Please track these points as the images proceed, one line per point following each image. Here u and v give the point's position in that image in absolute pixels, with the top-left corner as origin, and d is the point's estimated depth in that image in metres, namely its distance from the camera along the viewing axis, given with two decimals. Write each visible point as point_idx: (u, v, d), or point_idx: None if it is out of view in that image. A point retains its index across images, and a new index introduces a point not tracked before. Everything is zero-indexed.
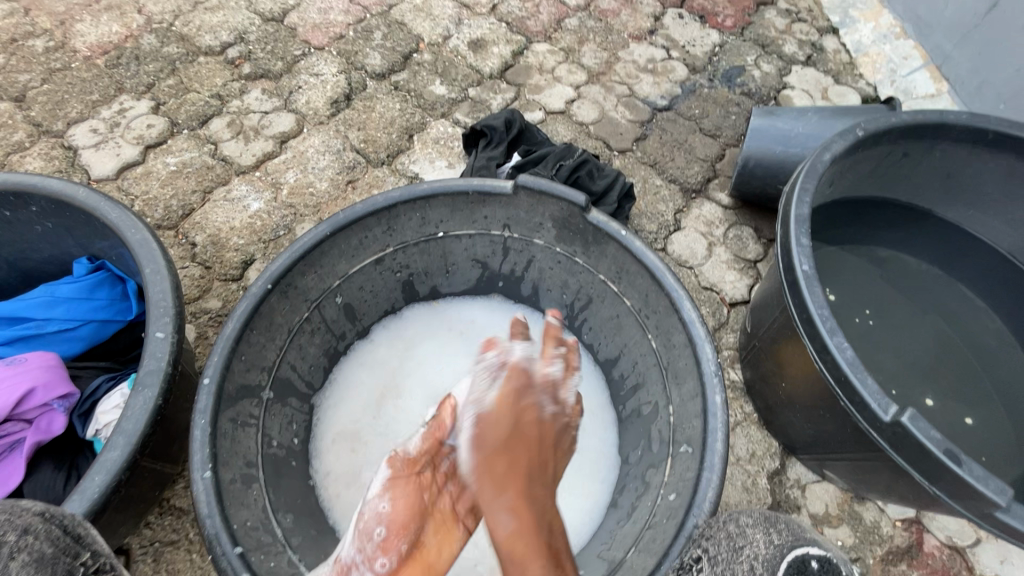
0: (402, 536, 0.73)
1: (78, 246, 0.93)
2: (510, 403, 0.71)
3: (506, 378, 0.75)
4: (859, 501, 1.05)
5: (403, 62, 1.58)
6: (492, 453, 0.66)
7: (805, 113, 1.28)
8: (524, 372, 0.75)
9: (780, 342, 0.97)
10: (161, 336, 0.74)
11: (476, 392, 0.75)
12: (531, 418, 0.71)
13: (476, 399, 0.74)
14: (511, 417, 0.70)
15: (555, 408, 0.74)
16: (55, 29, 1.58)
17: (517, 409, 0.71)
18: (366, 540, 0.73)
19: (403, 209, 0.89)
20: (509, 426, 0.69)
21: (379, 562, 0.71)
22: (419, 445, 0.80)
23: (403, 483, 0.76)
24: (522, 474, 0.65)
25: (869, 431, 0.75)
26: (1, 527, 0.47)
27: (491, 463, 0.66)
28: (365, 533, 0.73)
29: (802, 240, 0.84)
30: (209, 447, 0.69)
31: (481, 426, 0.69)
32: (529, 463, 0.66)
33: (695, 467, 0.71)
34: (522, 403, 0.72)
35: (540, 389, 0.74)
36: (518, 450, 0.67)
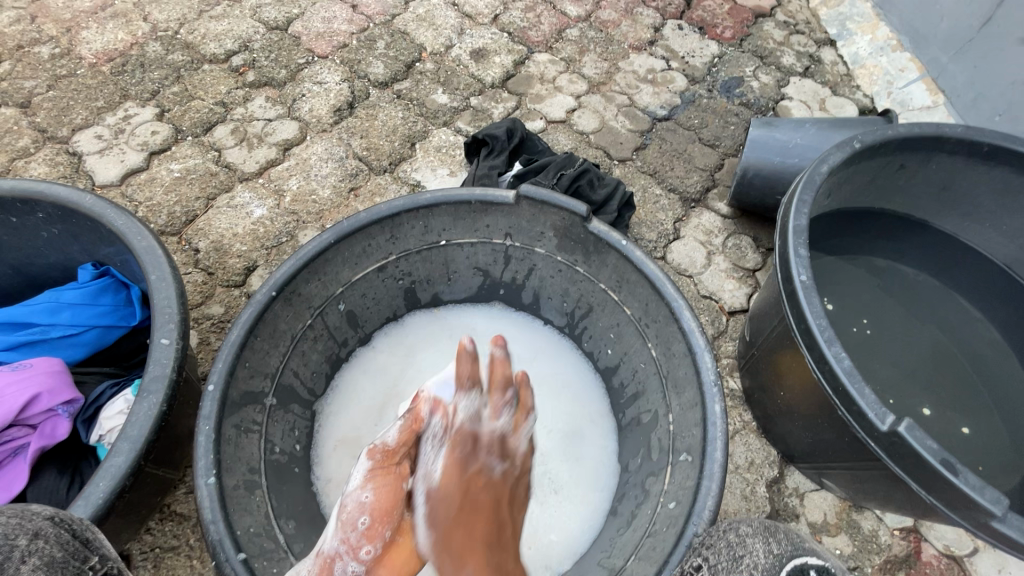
0: (385, 523, 0.73)
1: (84, 252, 0.94)
2: (455, 474, 0.69)
3: (449, 447, 0.73)
4: (857, 510, 1.05)
5: (405, 70, 1.59)
6: (445, 531, 0.65)
7: (803, 124, 1.30)
8: (467, 433, 0.73)
9: (778, 351, 0.98)
10: (165, 342, 0.75)
11: (424, 470, 0.74)
12: (481, 486, 0.68)
13: (423, 475, 0.74)
14: (457, 495, 0.67)
15: (503, 469, 0.71)
16: (61, 36, 1.60)
17: (461, 486, 0.68)
18: (349, 529, 0.72)
19: (406, 218, 0.90)
20: (461, 503, 0.67)
21: (362, 552, 0.71)
22: (397, 437, 0.80)
23: (381, 475, 0.77)
24: (478, 543, 0.63)
25: (867, 440, 0.75)
26: (11, 531, 0.47)
27: (449, 541, 0.64)
28: (348, 524, 0.73)
29: (800, 251, 0.85)
30: (213, 454, 0.69)
31: (431, 509, 0.68)
32: (484, 534, 0.64)
33: (695, 475, 0.72)
34: (467, 472, 0.69)
35: (484, 453, 0.72)
36: (469, 528, 0.64)
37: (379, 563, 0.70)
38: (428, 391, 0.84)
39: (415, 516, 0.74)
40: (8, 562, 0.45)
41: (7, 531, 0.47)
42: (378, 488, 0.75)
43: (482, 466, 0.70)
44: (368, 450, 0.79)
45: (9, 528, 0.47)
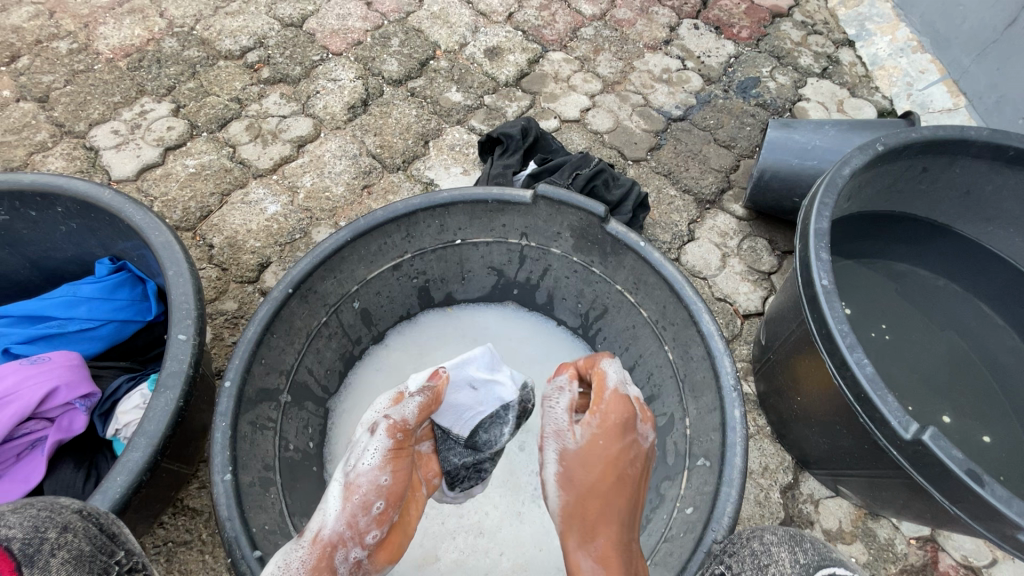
0: (396, 508, 0.69)
1: (101, 246, 0.95)
2: (606, 439, 0.71)
3: (599, 411, 0.73)
4: (873, 518, 1.04)
5: (419, 68, 1.59)
6: (579, 499, 0.69)
7: (822, 125, 1.28)
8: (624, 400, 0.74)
9: (796, 355, 0.96)
10: (183, 338, 0.75)
11: (553, 424, 0.74)
12: (628, 450, 0.72)
13: (554, 432, 0.73)
14: (603, 464, 0.70)
15: (648, 443, 0.75)
16: (79, 31, 1.61)
17: (605, 458, 0.70)
18: (364, 513, 0.66)
19: (422, 216, 0.89)
20: (607, 472, 0.70)
21: (371, 537, 0.67)
22: (417, 417, 0.75)
23: (399, 457, 0.71)
24: (609, 521, 0.67)
25: (889, 449, 0.73)
26: (42, 523, 0.47)
27: (582, 507, 0.68)
28: (365, 505, 0.67)
29: (821, 255, 0.83)
30: (229, 450, 0.69)
31: (565, 467, 0.71)
32: (623, 509, 0.68)
33: (713, 481, 0.70)
34: (618, 438, 0.71)
35: (637, 424, 0.74)
36: (610, 502, 0.68)
37: (380, 548, 0.68)
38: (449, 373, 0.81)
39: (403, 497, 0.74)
40: (38, 555, 0.44)
41: (37, 522, 0.47)
42: (394, 473, 0.70)
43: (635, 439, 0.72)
44: (387, 426, 0.71)
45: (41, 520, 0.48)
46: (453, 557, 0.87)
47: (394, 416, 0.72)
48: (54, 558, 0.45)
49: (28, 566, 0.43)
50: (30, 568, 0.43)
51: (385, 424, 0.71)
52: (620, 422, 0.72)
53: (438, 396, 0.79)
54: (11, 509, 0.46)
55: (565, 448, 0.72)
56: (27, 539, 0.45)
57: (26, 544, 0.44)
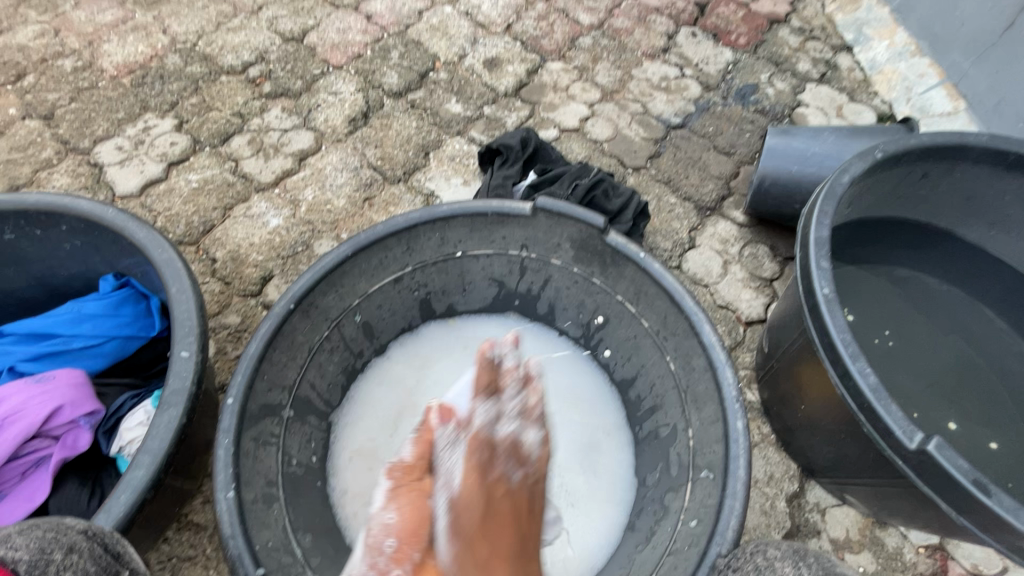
0: (413, 545, 0.64)
1: (105, 263, 0.95)
2: (476, 482, 0.63)
3: (469, 448, 0.66)
4: (881, 526, 1.03)
5: (419, 80, 1.60)
6: (469, 546, 0.59)
7: (821, 132, 1.28)
8: (482, 438, 0.66)
9: (799, 363, 0.96)
10: (186, 355, 0.74)
11: (444, 469, 0.67)
12: (502, 493, 0.62)
13: (443, 478, 0.66)
14: (484, 501, 0.61)
15: (521, 477, 0.64)
16: (83, 49, 1.63)
17: (477, 512, 0.60)
18: (378, 554, 0.65)
19: (423, 229, 0.90)
20: (484, 518, 0.60)
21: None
22: (414, 451, 0.73)
23: (405, 493, 0.70)
24: (512, 546, 0.59)
25: (894, 459, 0.73)
26: (47, 545, 0.49)
27: (472, 554, 0.58)
28: (375, 547, 0.66)
29: (822, 263, 0.82)
30: (233, 468, 0.68)
31: (453, 519, 0.62)
32: (511, 545, 0.59)
33: (717, 493, 0.70)
34: (488, 480, 0.63)
35: (498, 462, 0.64)
36: (492, 540, 0.59)
37: None
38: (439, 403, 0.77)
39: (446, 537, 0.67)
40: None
41: (43, 544, 0.49)
42: (403, 509, 0.68)
43: (502, 473, 0.63)
44: (386, 469, 0.73)
45: (49, 540, 0.49)
46: None
47: (392, 457, 0.73)
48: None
49: None
50: None
51: (384, 467, 0.73)
52: (485, 457, 0.64)
53: (433, 427, 0.75)
54: (20, 530, 0.49)
55: (451, 496, 0.64)
56: (34, 561, 0.47)
57: (32, 565, 0.47)
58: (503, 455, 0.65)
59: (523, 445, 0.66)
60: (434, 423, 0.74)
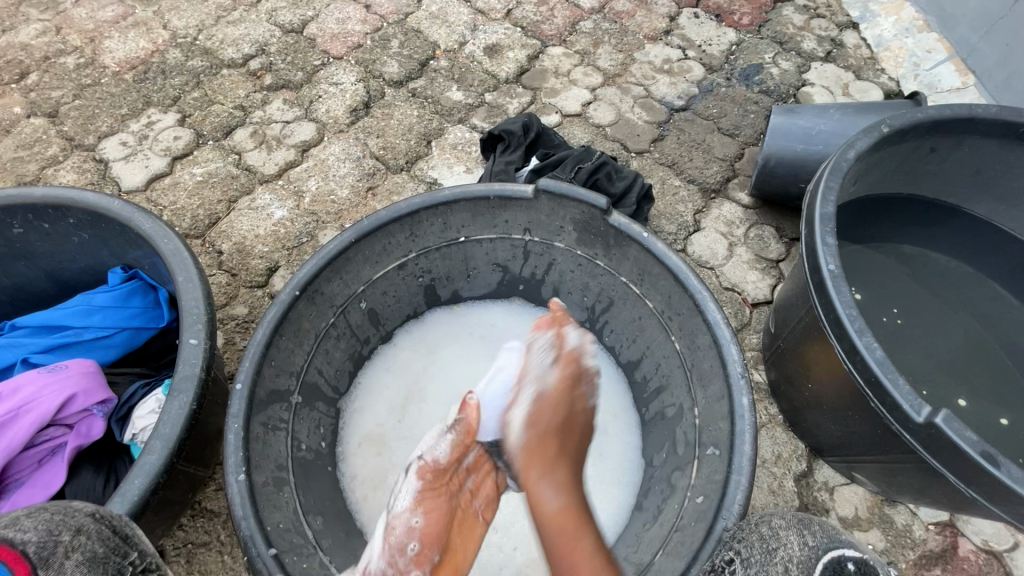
0: (433, 546, 0.72)
1: (112, 256, 0.96)
2: (568, 389, 0.74)
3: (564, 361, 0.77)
4: (890, 504, 1.03)
5: (420, 69, 1.60)
6: (542, 436, 0.71)
7: (827, 110, 1.27)
8: (581, 359, 0.78)
9: (806, 342, 0.96)
10: (194, 342, 0.75)
11: (536, 369, 0.77)
12: (582, 408, 0.74)
13: (535, 375, 0.77)
14: (568, 409, 0.73)
15: (599, 402, 0.77)
16: (85, 46, 1.64)
17: (556, 421, 0.72)
18: (399, 553, 0.70)
19: (425, 215, 0.90)
20: (561, 430, 0.71)
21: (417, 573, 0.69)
22: (448, 453, 0.80)
23: (432, 495, 0.76)
24: (569, 458, 0.71)
25: (901, 433, 0.72)
26: (55, 527, 0.49)
27: (542, 444, 0.70)
28: (398, 547, 0.70)
29: (827, 239, 0.81)
30: (243, 451, 0.69)
31: (541, 407, 0.73)
32: (577, 453, 0.71)
33: (722, 469, 0.70)
34: (574, 395, 0.74)
35: (585, 386, 0.76)
36: (565, 446, 0.71)
37: None
38: (479, 399, 0.83)
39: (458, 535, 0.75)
40: (52, 557, 0.47)
41: (51, 526, 0.49)
42: (428, 512, 0.74)
43: (589, 391, 0.76)
44: (418, 468, 0.78)
45: (55, 523, 0.50)
46: None
47: (426, 457, 0.78)
48: (68, 560, 0.48)
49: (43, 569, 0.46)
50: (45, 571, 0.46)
51: (415, 466, 0.78)
52: (578, 374, 0.76)
53: (469, 428, 0.82)
54: (26, 513, 0.49)
55: (540, 391, 0.75)
56: (42, 543, 0.48)
57: (41, 547, 0.47)
58: (589, 378, 0.77)
59: (604, 376, 0.80)
60: (474, 418, 0.82)
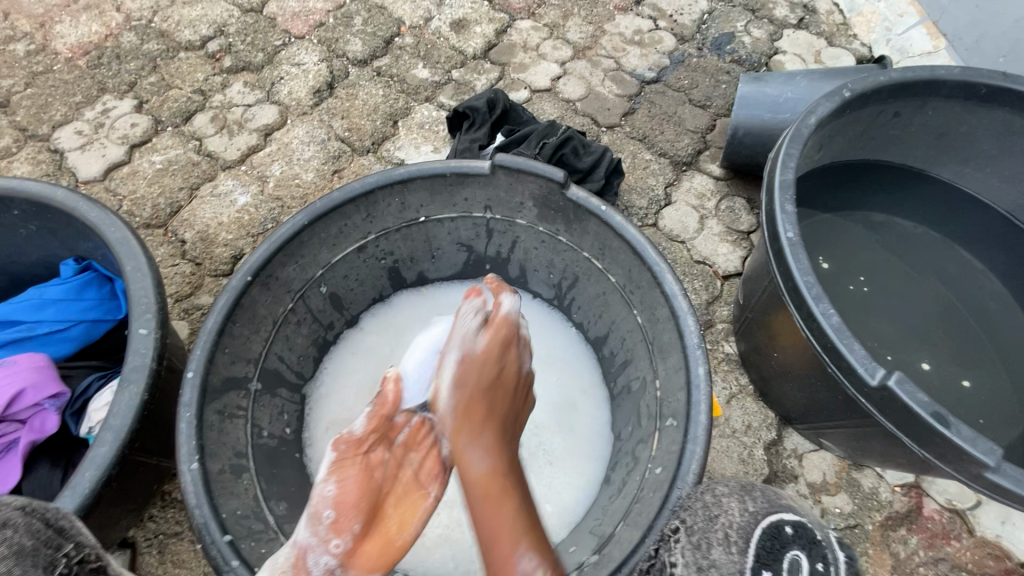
0: (354, 515, 0.70)
1: (63, 247, 0.93)
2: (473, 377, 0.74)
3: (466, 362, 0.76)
4: (857, 468, 1.05)
5: (384, 46, 1.55)
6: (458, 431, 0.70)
7: (794, 77, 1.25)
8: (511, 321, 0.79)
9: (771, 311, 0.96)
10: (144, 332, 0.73)
11: (461, 339, 0.78)
12: (514, 369, 0.76)
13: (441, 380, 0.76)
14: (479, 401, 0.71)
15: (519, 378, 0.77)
16: (35, 31, 1.57)
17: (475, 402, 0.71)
18: (318, 522, 0.69)
19: (381, 195, 0.88)
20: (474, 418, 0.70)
21: (336, 542, 0.68)
22: (365, 426, 0.79)
23: (349, 464, 0.74)
24: (497, 421, 0.70)
25: (857, 397, 0.72)
26: None
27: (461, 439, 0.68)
28: (315, 516, 0.69)
29: (786, 207, 0.80)
30: (196, 440, 0.68)
31: (459, 379, 0.73)
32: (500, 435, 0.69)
33: (679, 440, 0.70)
34: (504, 356, 0.76)
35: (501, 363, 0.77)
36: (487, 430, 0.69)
37: (354, 555, 0.68)
38: (399, 373, 0.84)
39: (389, 502, 0.73)
40: None
41: None
42: (343, 481, 0.72)
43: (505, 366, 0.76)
44: (333, 441, 0.77)
45: None
46: (437, 531, 0.89)
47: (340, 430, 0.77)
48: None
49: None
50: None
51: (331, 440, 0.77)
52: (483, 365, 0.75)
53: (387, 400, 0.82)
54: None
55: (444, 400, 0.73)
56: None
57: None
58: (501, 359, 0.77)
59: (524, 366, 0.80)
60: (390, 391, 0.82)
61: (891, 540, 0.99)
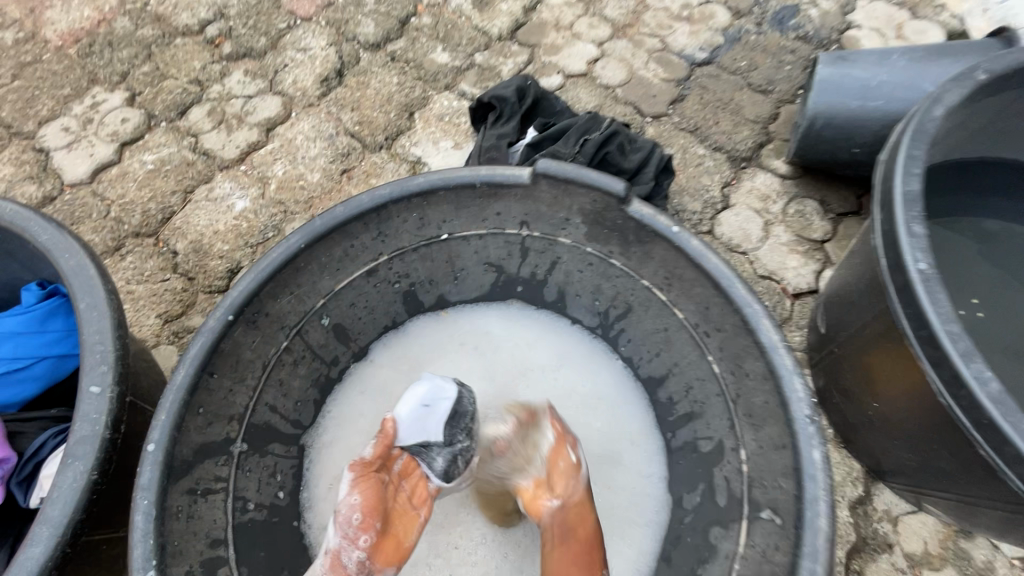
0: (376, 515, 0.68)
1: (26, 271, 0.80)
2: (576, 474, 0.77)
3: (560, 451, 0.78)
4: (965, 536, 0.86)
5: (399, 28, 1.38)
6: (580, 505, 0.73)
7: (886, 55, 1.04)
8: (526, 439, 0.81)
9: (870, 350, 0.77)
10: (96, 391, 0.58)
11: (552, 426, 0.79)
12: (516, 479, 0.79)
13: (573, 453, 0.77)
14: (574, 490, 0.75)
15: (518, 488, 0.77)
16: (23, 18, 1.44)
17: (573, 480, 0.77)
18: (346, 526, 0.66)
19: (395, 209, 0.72)
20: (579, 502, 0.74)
21: (364, 539, 0.66)
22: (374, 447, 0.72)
23: (365, 477, 0.69)
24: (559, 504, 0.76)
25: (1021, 490, 0.54)
26: None
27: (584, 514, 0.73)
28: (341, 520, 0.67)
29: (914, 227, 0.61)
30: (155, 538, 0.54)
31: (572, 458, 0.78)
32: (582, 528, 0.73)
33: (788, 550, 0.55)
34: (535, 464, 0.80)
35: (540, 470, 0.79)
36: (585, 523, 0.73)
37: (377, 551, 0.67)
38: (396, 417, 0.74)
39: (399, 507, 0.71)
40: None
41: None
42: (365, 489, 0.68)
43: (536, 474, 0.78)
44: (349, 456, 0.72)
45: None
46: None
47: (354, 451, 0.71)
48: None
49: None
50: None
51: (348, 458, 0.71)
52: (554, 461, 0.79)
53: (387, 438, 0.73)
54: None
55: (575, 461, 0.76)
56: None
57: None
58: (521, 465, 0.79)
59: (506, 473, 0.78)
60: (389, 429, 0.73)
61: None
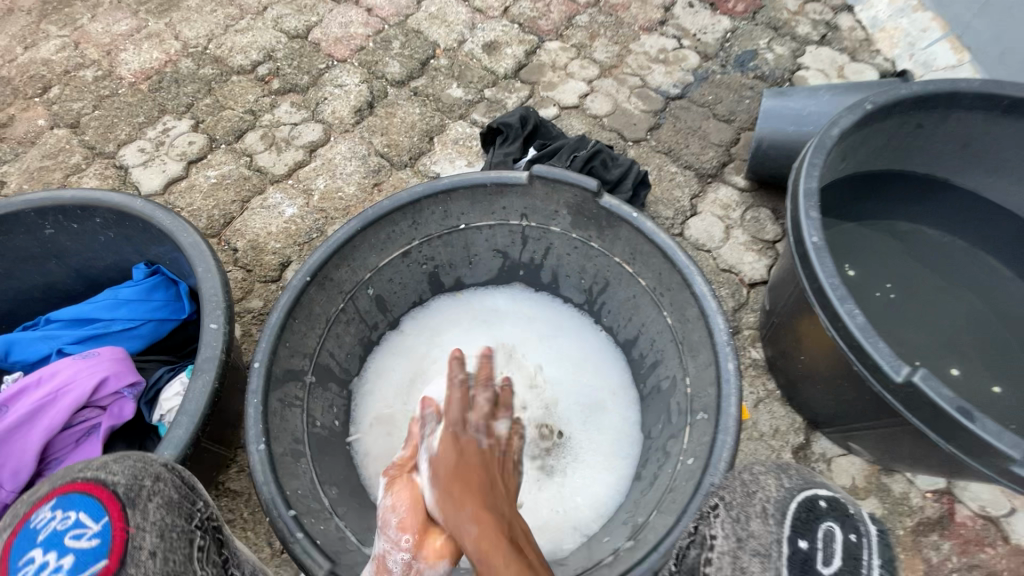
0: (415, 517, 0.73)
1: (136, 253, 1.02)
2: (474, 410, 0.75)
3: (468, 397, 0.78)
4: (887, 473, 1.05)
5: (421, 68, 1.65)
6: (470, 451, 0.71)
7: (817, 91, 1.29)
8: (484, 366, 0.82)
9: (798, 316, 0.99)
10: (214, 327, 0.80)
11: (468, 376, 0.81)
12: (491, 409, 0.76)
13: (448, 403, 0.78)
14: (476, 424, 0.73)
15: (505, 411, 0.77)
16: (102, 59, 1.71)
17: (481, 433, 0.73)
18: (389, 529, 0.73)
19: (426, 203, 0.94)
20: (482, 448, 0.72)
21: (406, 540, 0.71)
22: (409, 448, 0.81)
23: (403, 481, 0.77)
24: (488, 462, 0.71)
25: (882, 393, 0.75)
26: (139, 472, 0.55)
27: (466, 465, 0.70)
28: (384, 524, 0.74)
29: (811, 213, 0.84)
30: (262, 423, 0.75)
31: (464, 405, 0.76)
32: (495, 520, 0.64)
33: (711, 432, 0.74)
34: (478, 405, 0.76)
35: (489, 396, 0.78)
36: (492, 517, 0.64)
37: (421, 550, 0.71)
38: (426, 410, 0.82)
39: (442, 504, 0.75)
40: (138, 498, 0.53)
41: (135, 471, 0.55)
42: (401, 491, 0.76)
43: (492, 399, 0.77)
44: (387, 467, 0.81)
45: (135, 471, 0.56)
46: None
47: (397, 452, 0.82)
48: (150, 502, 0.54)
49: (131, 506, 0.52)
50: (132, 508, 0.52)
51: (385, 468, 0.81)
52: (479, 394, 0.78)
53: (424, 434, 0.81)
54: (114, 459, 0.57)
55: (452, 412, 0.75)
56: (129, 485, 0.54)
57: (128, 488, 0.53)
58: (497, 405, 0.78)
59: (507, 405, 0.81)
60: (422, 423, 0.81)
61: (924, 546, 0.99)
